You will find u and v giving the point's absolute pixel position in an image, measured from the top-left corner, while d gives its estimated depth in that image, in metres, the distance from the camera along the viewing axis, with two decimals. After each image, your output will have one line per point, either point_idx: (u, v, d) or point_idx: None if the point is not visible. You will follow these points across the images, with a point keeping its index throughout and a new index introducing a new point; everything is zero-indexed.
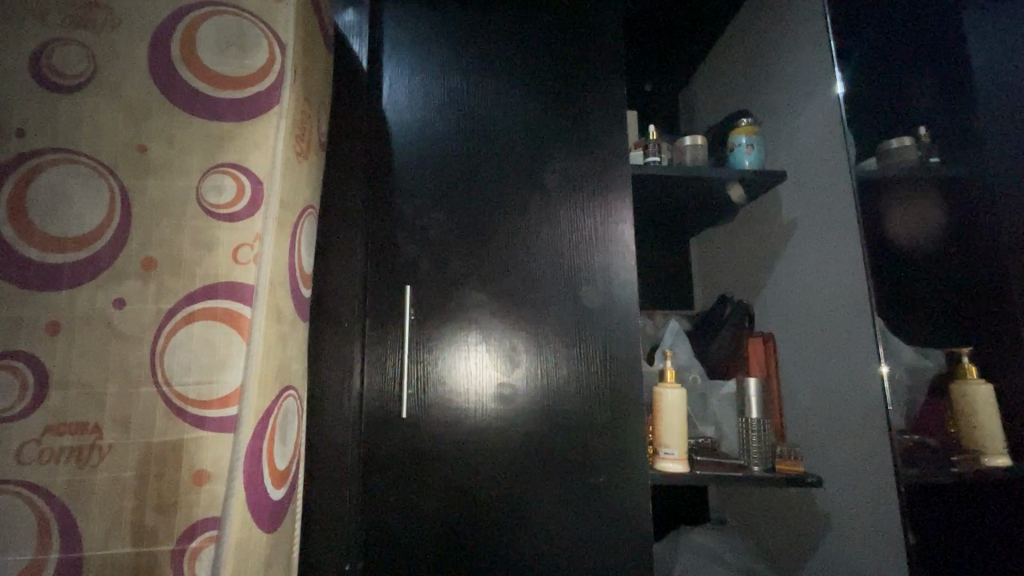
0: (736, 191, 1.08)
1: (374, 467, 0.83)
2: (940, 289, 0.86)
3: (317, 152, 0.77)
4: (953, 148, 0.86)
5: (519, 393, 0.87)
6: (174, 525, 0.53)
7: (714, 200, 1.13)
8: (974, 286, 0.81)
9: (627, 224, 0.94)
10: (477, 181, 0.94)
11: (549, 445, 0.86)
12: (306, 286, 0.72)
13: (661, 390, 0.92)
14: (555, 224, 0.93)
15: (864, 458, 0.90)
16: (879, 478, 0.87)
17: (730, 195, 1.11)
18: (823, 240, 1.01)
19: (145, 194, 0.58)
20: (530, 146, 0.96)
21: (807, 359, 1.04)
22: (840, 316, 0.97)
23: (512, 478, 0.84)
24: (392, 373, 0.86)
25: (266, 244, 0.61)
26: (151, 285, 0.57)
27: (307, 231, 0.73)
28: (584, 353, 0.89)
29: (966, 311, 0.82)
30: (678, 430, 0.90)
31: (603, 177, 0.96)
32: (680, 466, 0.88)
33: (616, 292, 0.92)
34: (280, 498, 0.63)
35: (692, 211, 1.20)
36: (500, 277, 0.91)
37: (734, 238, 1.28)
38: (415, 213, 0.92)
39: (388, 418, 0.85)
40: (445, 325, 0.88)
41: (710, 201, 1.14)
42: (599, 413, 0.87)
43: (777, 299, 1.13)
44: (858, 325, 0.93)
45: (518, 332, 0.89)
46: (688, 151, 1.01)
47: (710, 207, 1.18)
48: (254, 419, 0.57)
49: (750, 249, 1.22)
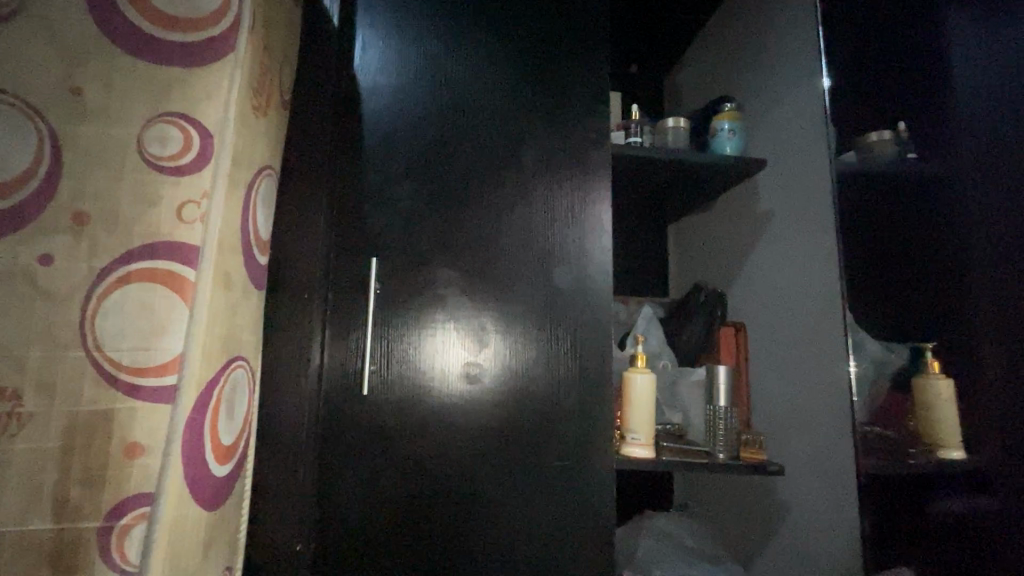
0: (716, 179, 1.06)
1: (332, 446, 0.80)
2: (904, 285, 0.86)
3: (278, 109, 0.72)
4: (930, 143, 0.85)
5: (485, 375, 0.85)
6: (102, 500, 0.49)
7: (693, 188, 1.11)
8: (940, 282, 0.81)
9: (605, 207, 0.91)
10: (451, 154, 0.90)
11: (514, 429, 0.84)
12: (261, 253, 0.67)
13: (632, 375, 0.90)
14: (531, 202, 0.90)
15: (827, 447, 0.91)
16: (840, 467, 0.88)
17: (709, 183, 1.09)
18: (796, 231, 1.01)
19: (78, 141, 0.53)
20: (509, 120, 0.92)
21: (776, 349, 1.04)
22: (810, 307, 0.97)
23: (474, 460, 0.82)
24: (354, 350, 0.82)
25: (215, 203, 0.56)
26: (83, 241, 0.52)
27: (264, 194, 0.68)
28: (554, 336, 0.87)
29: (931, 307, 0.82)
30: (646, 416, 0.89)
31: (582, 156, 0.92)
32: (645, 451, 0.87)
33: (591, 275, 0.90)
34: (223, 476, 0.59)
35: (669, 199, 1.19)
36: (470, 255, 0.87)
37: (710, 227, 1.26)
38: (384, 184, 0.87)
39: (348, 396, 0.81)
40: (412, 302, 0.84)
41: (688, 188, 1.12)
42: (567, 398, 0.86)
43: (750, 290, 1.12)
44: (827, 317, 0.93)
45: (487, 313, 0.86)
46: (671, 133, 0.98)
47: (688, 196, 1.17)
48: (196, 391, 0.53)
49: (724, 239, 1.21)
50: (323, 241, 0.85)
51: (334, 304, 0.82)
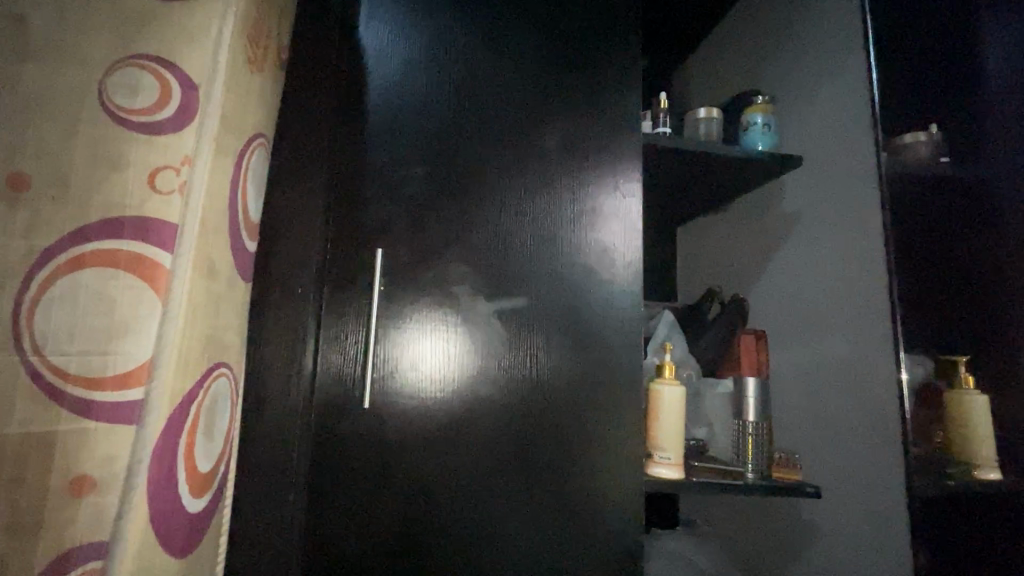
0: (742, 178, 0.99)
1: (323, 467, 0.68)
2: (936, 294, 0.82)
3: (273, 69, 0.60)
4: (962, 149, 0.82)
5: (497, 384, 0.75)
6: (36, 555, 0.37)
7: (716, 187, 1.04)
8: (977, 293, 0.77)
9: (633, 200, 0.83)
10: (465, 134, 0.80)
11: (532, 446, 0.74)
12: (250, 238, 0.56)
13: (659, 386, 0.82)
14: (554, 192, 0.81)
15: (865, 466, 0.85)
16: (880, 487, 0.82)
17: (735, 182, 1.02)
18: (828, 235, 0.95)
19: (18, 82, 0.41)
20: (529, 100, 0.83)
21: (802, 359, 0.98)
22: (844, 316, 0.91)
23: (486, 481, 0.73)
24: (352, 354, 0.70)
25: (198, 171, 0.45)
26: (20, 212, 0.39)
27: (256, 167, 0.57)
28: (577, 343, 0.78)
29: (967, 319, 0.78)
30: (675, 432, 0.81)
31: (609, 143, 0.84)
32: (675, 472, 0.79)
33: (617, 275, 0.81)
34: (199, 511, 0.48)
35: (686, 199, 1.11)
36: (485, 248, 0.77)
37: (724, 227, 1.19)
38: (390, 164, 0.76)
39: (342, 408, 0.70)
40: (419, 300, 0.74)
41: (710, 188, 1.04)
42: (592, 412, 0.77)
43: (770, 296, 1.06)
44: (864, 326, 0.87)
45: (502, 315, 0.76)
46: (701, 124, 0.91)
47: (708, 196, 1.09)
48: (170, 406, 0.42)
49: (741, 241, 1.15)
50: (317, 228, 0.74)
51: (330, 302, 0.70)
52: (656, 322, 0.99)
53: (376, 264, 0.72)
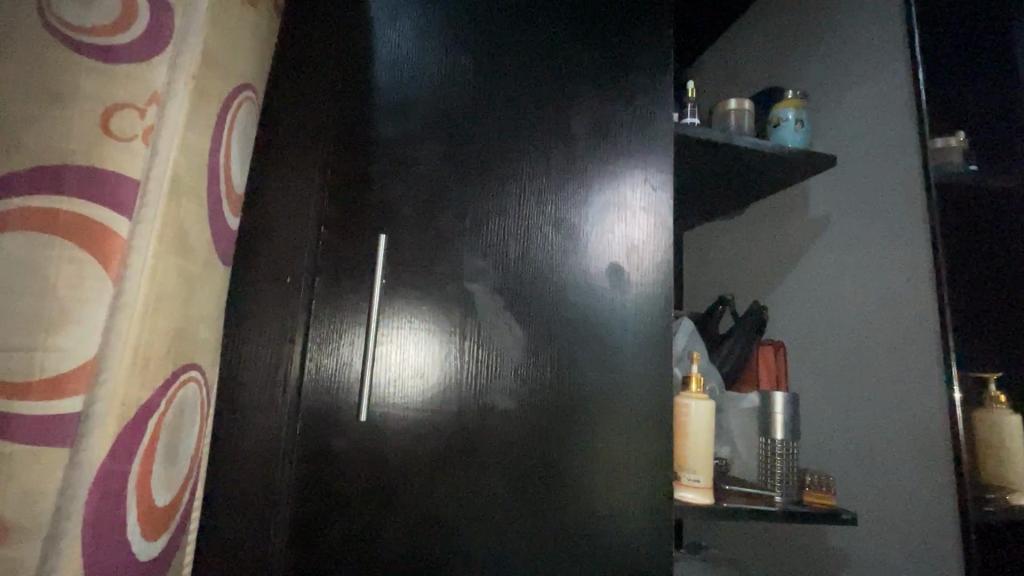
0: (773, 177, 0.92)
1: (311, 493, 0.57)
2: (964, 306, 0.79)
3: (270, 11, 0.50)
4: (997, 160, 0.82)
5: (510, 394, 0.65)
6: None
7: (742, 186, 0.96)
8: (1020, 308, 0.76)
9: (663, 194, 0.76)
10: (484, 112, 0.70)
11: (555, 468, 0.65)
12: (232, 213, 0.45)
13: (686, 405, 0.74)
14: (582, 180, 0.72)
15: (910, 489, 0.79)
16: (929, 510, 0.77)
17: (766, 180, 0.94)
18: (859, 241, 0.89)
19: None
20: (556, 79, 0.74)
21: (831, 375, 0.91)
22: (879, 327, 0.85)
23: (504, 508, 0.62)
24: (349, 358, 0.60)
25: (169, 115, 0.34)
26: None
27: (244, 126, 0.46)
28: (605, 350, 0.69)
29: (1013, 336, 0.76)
30: (704, 452, 0.73)
31: (642, 131, 0.76)
32: (703, 496, 0.71)
33: (648, 275, 0.73)
34: (153, 559, 0.37)
35: (707, 199, 1.03)
36: (506, 240, 0.68)
37: (739, 232, 1.12)
38: (399, 139, 0.66)
39: (333, 422, 0.58)
40: (432, 298, 0.64)
41: (735, 187, 0.97)
42: (623, 428, 0.68)
43: (793, 306, 0.99)
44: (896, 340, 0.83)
45: (523, 316, 0.67)
46: (734, 115, 0.83)
47: (728, 196, 1.01)
48: (120, 422, 0.31)
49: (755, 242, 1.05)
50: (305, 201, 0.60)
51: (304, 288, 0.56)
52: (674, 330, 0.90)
53: (379, 253, 0.61)
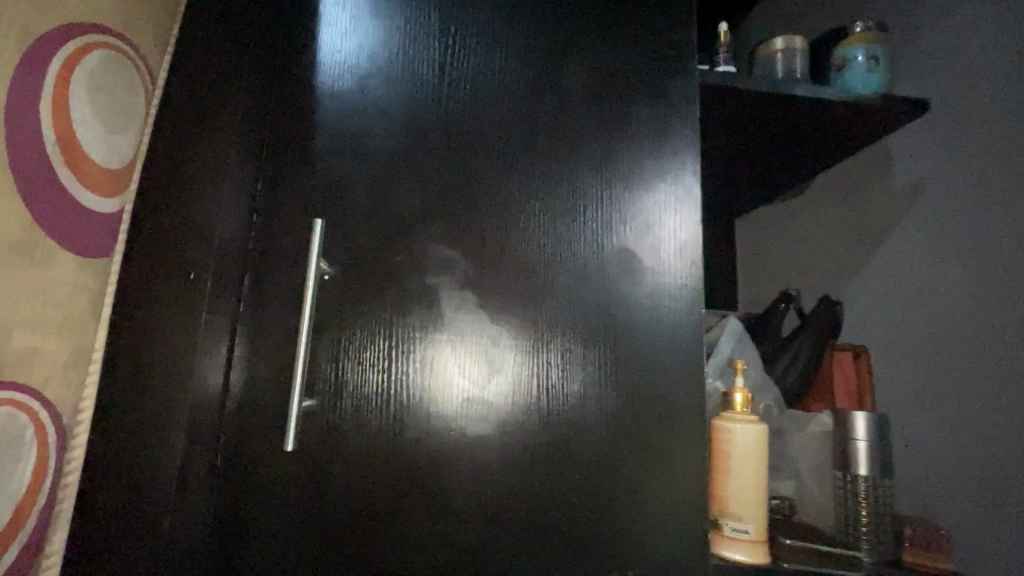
0: (848, 131, 0.71)
1: (232, 541, 0.46)
2: None
3: None
4: None
5: (487, 416, 0.51)
6: None
7: (805, 147, 0.76)
8: None
9: (686, 160, 0.59)
10: (455, 66, 0.57)
11: (547, 513, 0.51)
12: (80, 187, 0.35)
13: (729, 426, 0.57)
14: (580, 144, 0.58)
15: None
16: None
17: (838, 137, 0.73)
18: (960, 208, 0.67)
19: None
20: (547, 22, 0.60)
21: (937, 392, 0.69)
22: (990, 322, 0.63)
23: (479, 563, 0.49)
24: (282, 374, 0.48)
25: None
26: None
27: (100, 80, 0.37)
28: (613, 359, 0.54)
29: None
30: (755, 494, 0.55)
31: (659, 80, 0.60)
32: (755, 555, 0.54)
33: (670, 261, 0.57)
34: None
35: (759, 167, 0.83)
36: (481, 222, 0.54)
37: (810, 212, 0.91)
38: (350, 108, 0.54)
39: (259, 451, 0.47)
40: (386, 295, 0.51)
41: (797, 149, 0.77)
42: (637, 462, 0.53)
43: (882, 302, 0.77)
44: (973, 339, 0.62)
45: (504, 317, 0.53)
46: (778, 57, 0.65)
47: (787, 163, 0.81)
48: None
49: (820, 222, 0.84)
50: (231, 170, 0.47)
51: (221, 287, 0.45)
52: (718, 331, 0.71)
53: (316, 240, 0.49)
